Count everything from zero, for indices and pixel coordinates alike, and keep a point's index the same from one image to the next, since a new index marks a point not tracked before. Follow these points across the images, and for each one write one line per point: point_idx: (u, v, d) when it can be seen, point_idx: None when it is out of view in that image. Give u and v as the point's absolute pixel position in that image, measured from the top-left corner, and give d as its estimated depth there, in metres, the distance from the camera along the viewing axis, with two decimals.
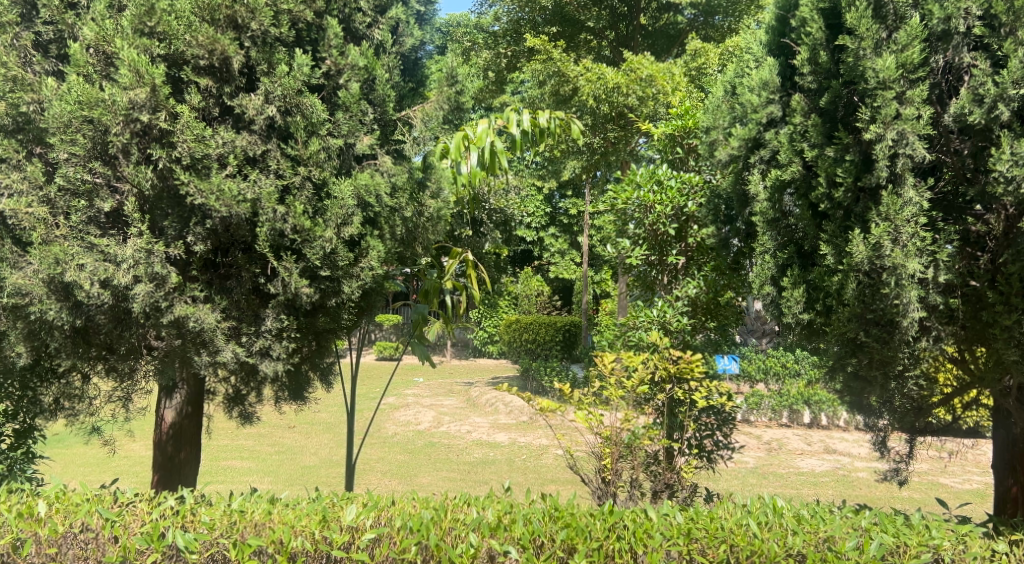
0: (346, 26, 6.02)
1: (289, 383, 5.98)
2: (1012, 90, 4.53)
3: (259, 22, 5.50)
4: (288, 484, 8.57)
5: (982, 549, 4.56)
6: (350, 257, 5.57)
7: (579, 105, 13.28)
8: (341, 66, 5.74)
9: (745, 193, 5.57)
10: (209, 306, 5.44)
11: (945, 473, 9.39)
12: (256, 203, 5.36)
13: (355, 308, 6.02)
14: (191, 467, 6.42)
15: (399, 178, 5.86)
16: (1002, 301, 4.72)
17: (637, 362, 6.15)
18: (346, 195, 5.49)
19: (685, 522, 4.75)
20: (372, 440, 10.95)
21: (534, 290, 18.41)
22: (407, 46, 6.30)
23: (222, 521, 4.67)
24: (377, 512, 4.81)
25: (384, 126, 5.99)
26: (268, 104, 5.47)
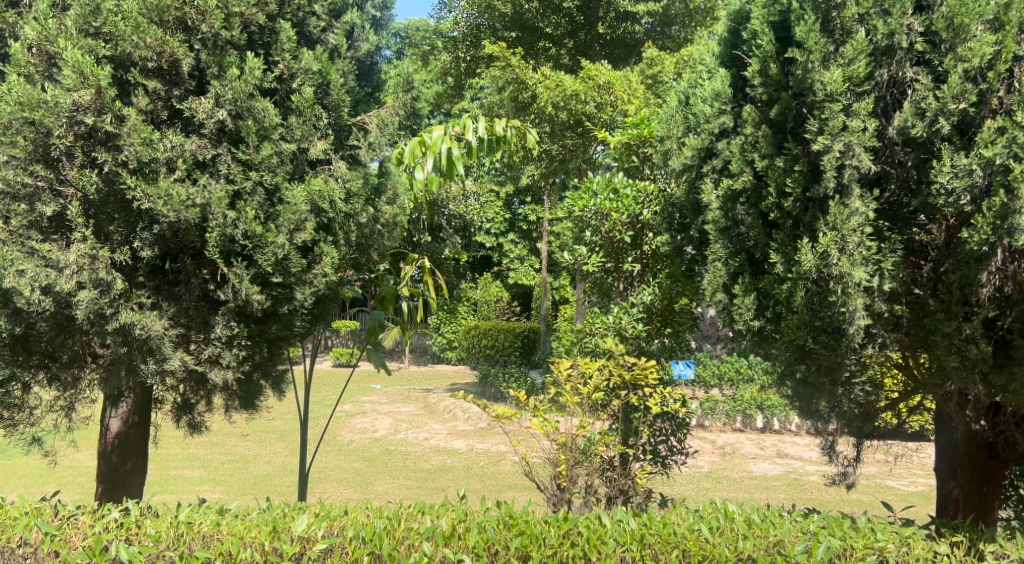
0: (300, 30, 5.96)
1: (239, 392, 5.88)
2: (952, 105, 4.64)
3: (208, 24, 5.45)
4: (241, 493, 8.48)
5: (925, 551, 4.66)
6: (302, 264, 5.53)
7: (539, 113, 13.37)
8: (294, 70, 5.73)
9: (698, 202, 5.68)
10: (156, 313, 5.39)
11: (892, 475, 9.61)
12: (205, 208, 5.30)
13: (308, 315, 5.94)
14: (137, 477, 6.33)
15: (354, 183, 5.84)
16: (943, 309, 4.78)
17: (592, 369, 6.24)
18: (299, 201, 5.47)
19: (638, 528, 4.78)
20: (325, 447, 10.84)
21: (495, 295, 18.45)
22: (362, 51, 6.30)
23: (168, 533, 4.61)
24: (329, 522, 4.78)
25: (339, 131, 5.95)
26: (218, 107, 5.40)
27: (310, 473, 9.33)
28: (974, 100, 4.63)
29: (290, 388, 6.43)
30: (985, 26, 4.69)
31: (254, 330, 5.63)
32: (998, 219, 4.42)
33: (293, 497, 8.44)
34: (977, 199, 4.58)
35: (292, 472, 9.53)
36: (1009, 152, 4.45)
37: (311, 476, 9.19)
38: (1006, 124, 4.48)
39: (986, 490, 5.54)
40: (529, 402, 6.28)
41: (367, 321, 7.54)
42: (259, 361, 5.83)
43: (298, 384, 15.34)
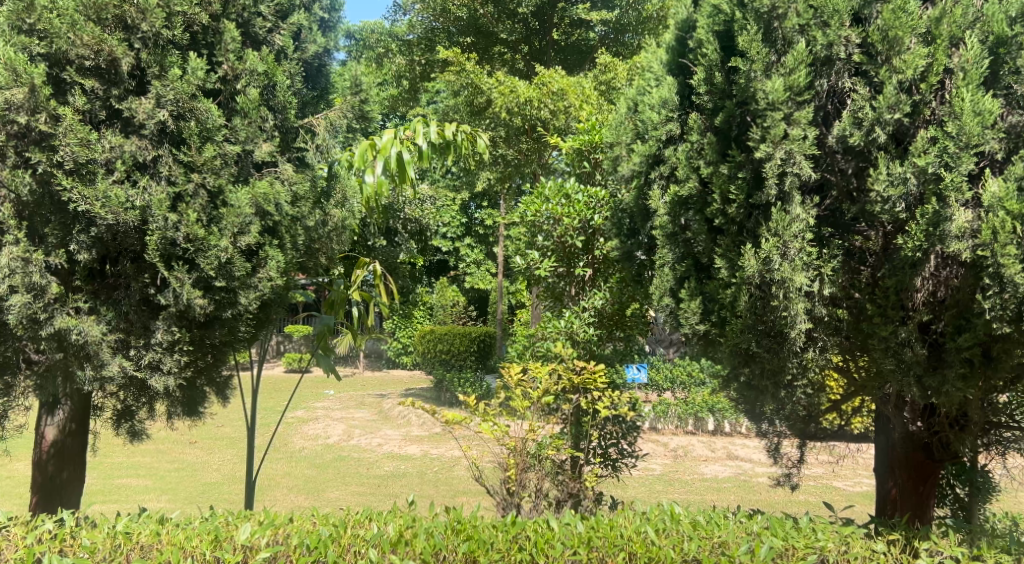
0: (245, 30, 5.92)
1: (182, 398, 5.81)
2: (888, 115, 4.73)
3: (149, 23, 5.38)
4: (187, 502, 8.38)
5: (863, 549, 4.77)
6: (246, 268, 5.49)
7: (493, 118, 13.38)
8: (239, 71, 5.69)
9: (646, 208, 5.77)
10: (94, 318, 5.36)
11: (837, 476, 9.80)
12: (146, 211, 5.24)
13: (253, 320, 5.90)
14: (73, 488, 6.25)
15: (300, 186, 5.85)
16: (879, 313, 4.91)
17: (543, 373, 6.17)
18: (243, 203, 5.43)
19: (586, 531, 4.83)
20: (275, 454, 10.75)
21: (450, 300, 17.91)
22: (308, 53, 6.35)
23: (105, 544, 4.57)
24: (273, 530, 4.75)
25: (285, 132, 5.94)
26: (159, 108, 5.34)
27: (259, 481, 9.25)
28: (908, 110, 4.75)
29: (235, 394, 6.38)
30: (917, 39, 4.79)
31: (196, 335, 5.56)
32: (930, 226, 4.54)
33: (239, 505, 8.31)
34: (911, 206, 4.69)
35: (241, 480, 9.45)
36: (940, 161, 4.57)
37: (260, 483, 9.11)
38: (938, 134, 4.59)
39: (922, 490, 5.70)
40: (479, 407, 6.23)
41: (317, 326, 7.35)
42: (203, 367, 5.77)
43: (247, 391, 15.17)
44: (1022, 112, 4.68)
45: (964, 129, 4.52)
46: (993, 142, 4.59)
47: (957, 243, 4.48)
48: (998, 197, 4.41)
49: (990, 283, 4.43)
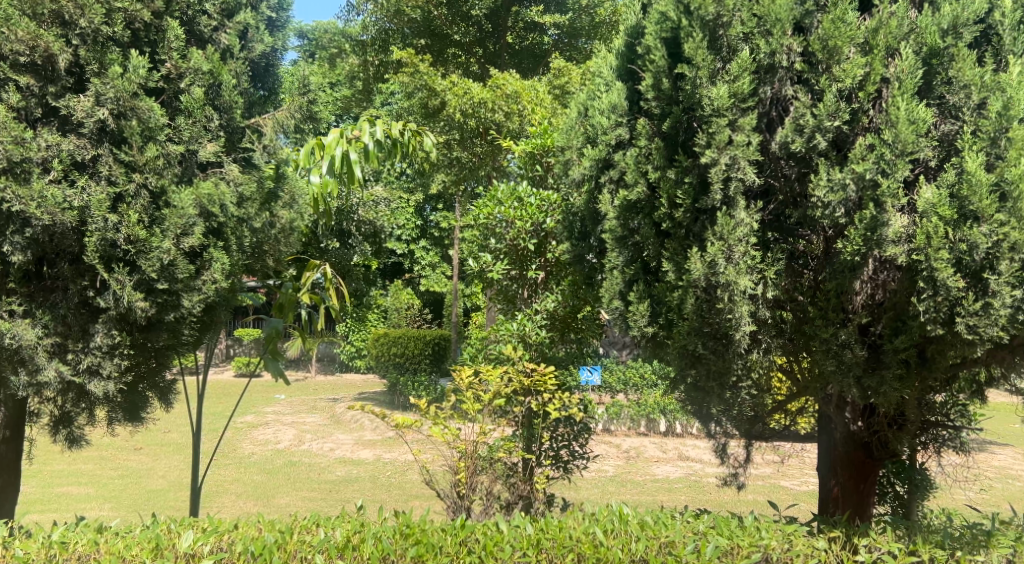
0: (190, 28, 5.91)
1: (124, 403, 5.79)
2: (828, 122, 4.84)
3: (88, 19, 5.34)
4: (131, 509, 8.24)
5: (805, 547, 4.88)
6: (189, 270, 5.44)
7: (447, 120, 13.33)
8: (182, 69, 5.67)
9: (597, 212, 5.84)
10: (28, 320, 5.32)
11: (785, 475, 9.97)
12: (84, 211, 5.20)
13: (197, 323, 5.86)
14: (7, 496, 6.12)
15: (247, 188, 5.81)
16: (820, 316, 5.04)
17: (495, 376, 6.15)
18: (185, 204, 5.39)
19: (535, 533, 4.86)
20: (223, 460, 10.61)
21: (404, 303, 17.77)
22: (255, 52, 6.31)
23: (39, 554, 4.53)
24: (216, 537, 4.72)
25: (231, 132, 5.88)
26: (98, 106, 5.28)
27: (206, 487, 9.14)
28: (847, 118, 4.86)
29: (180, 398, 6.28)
30: (856, 49, 4.91)
31: (138, 339, 5.52)
32: (868, 231, 4.66)
33: (182, 512, 8.18)
34: (851, 211, 4.80)
35: (187, 486, 9.33)
36: (877, 168, 4.68)
37: (207, 490, 9.01)
38: (874, 141, 4.71)
39: (862, 488, 5.84)
40: (430, 410, 6.20)
41: (264, 327, 6.97)
42: (144, 372, 5.76)
43: (193, 397, 14.94)
44: (955, 121, 4.78)
45: (900, 137, 4.64)
46: (927, 150, 4.71)
47: (894, 247, 4.60)
48: (931, 203, 4.54)
49: (924, 287, 4.54)
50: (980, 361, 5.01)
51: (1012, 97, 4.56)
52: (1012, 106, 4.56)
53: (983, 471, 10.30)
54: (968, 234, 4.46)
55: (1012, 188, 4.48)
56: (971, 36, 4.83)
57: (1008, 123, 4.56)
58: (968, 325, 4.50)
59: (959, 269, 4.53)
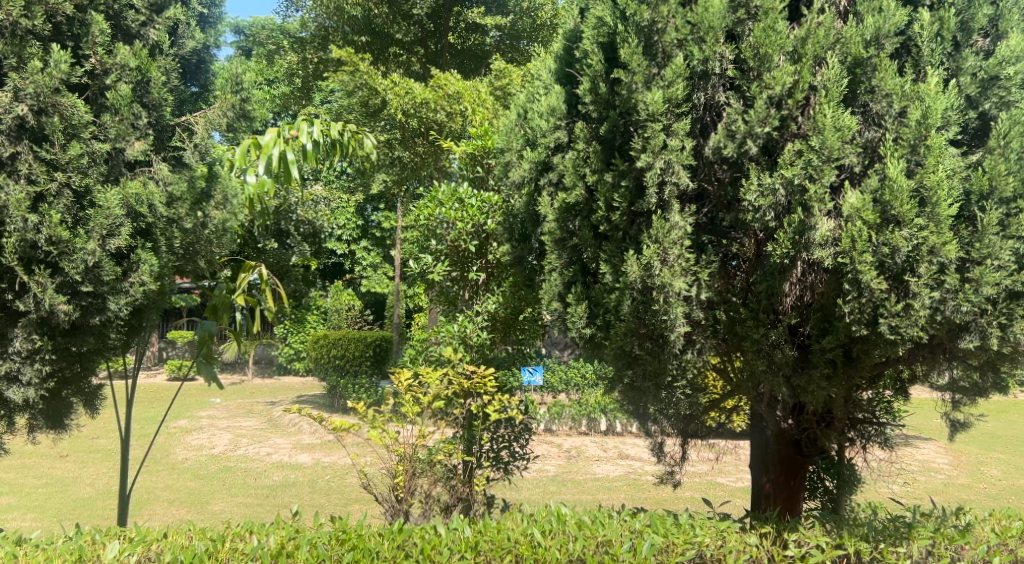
0: (115, 23, 5.78)
1: (46, 409, 5.69)
2: (758, 128, 4.96)
3: (5, 12, 5.20)
4: (54, 520, 8.04)
5: (737, 543, 4.99)
6: (115, 272, 5.41)
7: (389, 119, 13.28)
8: (108, 65, 5.55)
9: (537, 214, 5.87)
10: None
11: (721, 472, 10.17)
12: (2, 211, 5.11)
13: (124, 327, 5.83)
14: None
15: (176, 187, 5.73)
16: (752, 316, 5.17)
17: (433, 379, 6.17)
18: (112, 204, 5.35)
19: (473, 536, 4.89)
20: (154, 467, 10.42)
21: (345, 304, 17.66)
22: (187, 49, 6.20)
23: None
24: (144, 547, 4.69)
25: (160, 130, 5.79)
26: (17, 102, 5.15)
27: (135, 495, 8.97)
28: (777, 125, 4.97)
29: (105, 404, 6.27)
30: (785, 57, 5.03)
31: (61, 343, 5.45)
32: (797, 235, 4.81)
33: (111, 522, 8.01)
34: (780, 215, 4.94)
35: (115, 494, 9.15)
36: (805, 173, 4.83)
37: (137, 498, 8.85)
38: (803, 147, 4.85)
39: (793, 483, 6.05)
40: (368, 413, 6.15)
41: (199, 331, 6.77)
42: (68, 377, 5.67)
43: (122, 402, 14.58)
44: (878, 129, 4.91)
45: (826, 143, 4.77)
46: (852, 156, 4.84)
47: (820, 250, 4.74)
48: (856, 208, 4.70)
49: (848, 288, 4.70)
50: (901, 359, 5.24)
51: (930, 106, 4.71)
52: (930, 115, 4.71)
53: (908, 466, 10.64)
54: (890, 238, 4.63)
55: (930, 194, 4.65)
56: (892, 47, 4.96)
57: (927, 130, 4.72)
58: (891, 326, 4.66)
59: (882, 271, 4.69)
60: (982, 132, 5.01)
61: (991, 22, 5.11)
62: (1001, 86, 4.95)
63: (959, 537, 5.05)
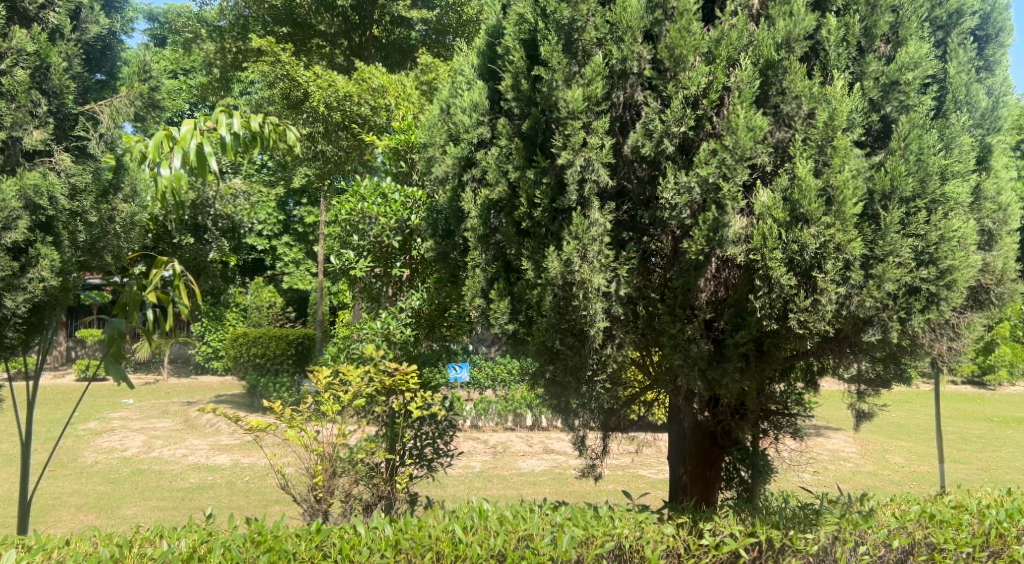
0: (12, 5, 5.65)
1: None
2: (675, 127, 5.08)
3: None
4: None
5: (655, 533, 5.10)
6: (12, 267, 5.37)
7: (311, 112, 13.10)
8: (4, 50, 5.45)
9: (461, 211, 5.89)
10: None
11: (642, 465, 10.37)
12: None
13: (24, 325, 5.72)
14: None
15: (79, 179, 5.61)
16: (669, 312, 5.29)
17: (353, 375, 6.01)
18: (8, 196, 5.27)
19: (393, 534, 4.88)
20: (60, 471, 10.09)
21: (265, 302, 17.29)
22: (89, 35, 6.03)
23: None
24: (43, 555, 4.57)
25: (62, 120, 5.66)
26: None
27: (41, 501, 8.69)
28: (692, 124, 5.10)
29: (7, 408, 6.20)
30: (700, 58, 5.14)
31: None
32: (710, 232, 4.94)
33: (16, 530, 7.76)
34: (695, 213, 5.06)
35: (17, 501, 8.85)
36: (719, 172, 4.94)
37: (42, 504, 8.58)
38: (717, 146, 4.96)
39: (708, 475, 6.21)
40: (284, 412, 5.99)
41: (104, 330, 6.11)
42: None
43: (24, 404, 14.08)
44: (788, 129, 5.07)
45: (739, 143, 4.90)
46: (763, 156, 4.99)
47: (734, 247, 4.88)
48: (767, 207, 4.84)
49: (760, 284, 4.88)
50: (812, 353, 5.39)
51: (836, 108, 4.88)
52: (836, 117, 4.88)
53: (819, 455, 11.02)
54: (799, 235, 4.79)
55: (837, 193, 4.82)
56: (802, 50, 5.11)
57: (834, 132, 4.88)
58: (800, 320, 4.85)
59: (792, 267, 4.86)
60: (883, 135, 5.18)
61: (892, 29, 5.28)
62: (902, 90, 5.11)
63: (863, 521, 5.23)
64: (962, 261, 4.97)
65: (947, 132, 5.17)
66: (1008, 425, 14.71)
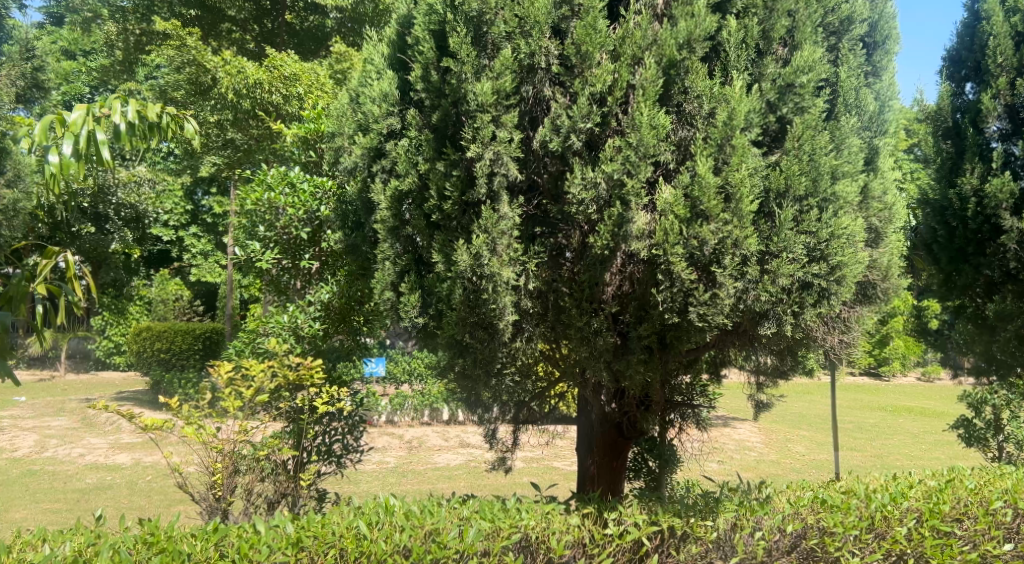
0: None
1: None
2: (581, 123, 5.13)
3: None
4: None
5: (561, 523, 5.17)
6: None
7: (219, 98, 12.82)
8: None
9: (370, 202, 5.83)
10: None
11: (557, 457, 10.52)
12: None
13: None
14: None
15: None
16: (576, 306, 5.36)
17: (256, 371, 5.87)
18: None
19: (295, 532, 4.82)
20: None
21: (172, 295, 17.02)
22: None
23: None
24: None
25: None
26: None
27: None
28: (598, 121, 5.16)
29: None
30: (606, 55, 5.21)
31: None
32: (615, 227, 5.02)
33: None
34: (601, 208, 5.13)
35: None
36: (624, 168, 5.03)
37: None
38: (622, 143, 5.04)
39: (615, 464, 6.33)
40: (182, 409, 5.81)
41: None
42: None
43: None
44: (689, 129, 5.19)
45: (642, 141, 5.01)
46: (666, 153, 5.10)
47: (637, 242, 4.99)
48: (669, 203, 4.94)
49: (662, 279, 4.99)
50: (714, 344, 5.54)
51: (735, 108, 5.01)
52: (735, 117, 5.01)
53: (726, 445, 11.31)
54: (698, 231, 4.91)
55: (734, 191, 4.96)
56: (703, 50, 5.22)
57: (732, 131, 5.01)
58: (700, 314, 4.98)
59: (692, 262, 4.98)
60: (780, 136, 5.34)
61: (788, 33, 5.44)
62: (796, 93, 5.28)
63: (759, 508, 5.41)
64: (850, 258, 5.16)
65: (837, 134, 5.37)
66: (900, 414, 15.39)
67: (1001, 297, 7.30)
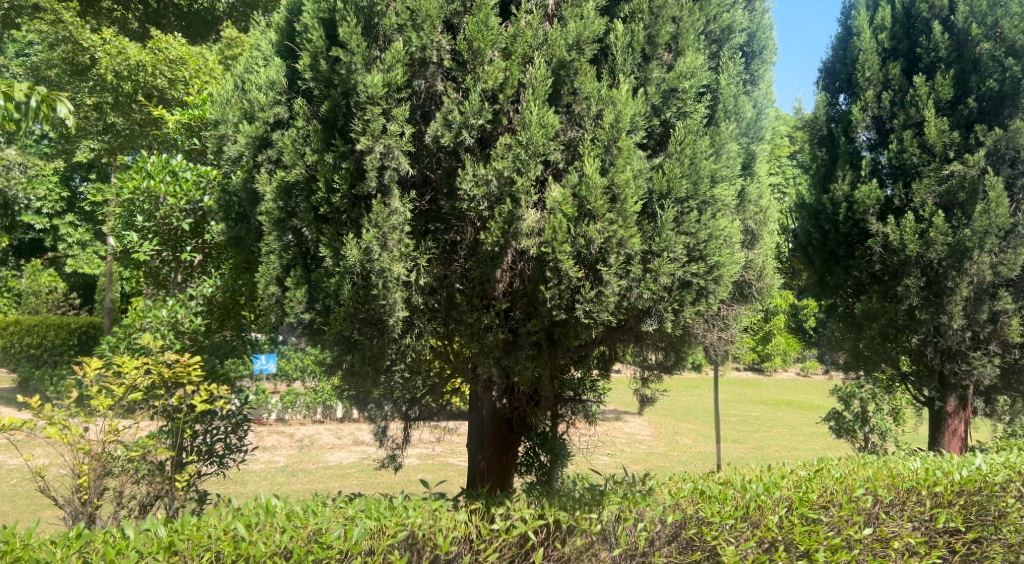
0: None
1: None
2: (473, 120, 5.12)
3: None
4: None
5: (448, 520, 5.15)
6: None
7: (98, 80, 12.20)
8: None
9: (255, 192, 5.66)
10: None
11: (451, 453, 10.54)
12: None
13: None
14: None
15: None
16: (467, 302, 5.37)
17: (128, 369, 5.63)
18: None
19: (167, 535, 4.66)
20: None
21: (45, 287, 16.26)
22: None
23: None
24: None
25: None
26: None
27: None
28: (490, 118, 5.16)
29: None
30: (497, 52, 5.21)
31: None
32: (506, 224, 5.03)
33: None
34: (492, 205, 5.12)
35: None
36: (514, 166, 5.04)
37: None
38: (512, 141, 5.05)
39: (504, 460, 6.35)
40: (45, 409, 5.51)
41: None
42: None
43: None
44: (578, 129, 5.24)
45: (532, 140, 5.02)
46: (555, 153, 5.14)
47: (526, 240, 5.02)
48: (558, 202, 4.99)
49: (550, 276, 5.03)
50: (601, 341, 5.63)
51: (621, 111, 5.09)
52: (621, 119, 5.08)
53: (617, 438, 11.52)
54: (585, 230, 4.98)
55: (620, 192, 5.03)
56: (592, 52, 5.28)
57: (619, 133, 5.09)
58: (586, 311, 5.05)
59: (579, 260, 5.04)
60: (664, 139, 5.48)
61: (674, 38, 5.55)
62: (679, 97, 5.40)
63: (641, 500, 5.50)
64: (727, 258, 5.32)
65: (718, 139, 5.47)
66: (782, 407, 15.99)
67: (868, 297, 7.68)
